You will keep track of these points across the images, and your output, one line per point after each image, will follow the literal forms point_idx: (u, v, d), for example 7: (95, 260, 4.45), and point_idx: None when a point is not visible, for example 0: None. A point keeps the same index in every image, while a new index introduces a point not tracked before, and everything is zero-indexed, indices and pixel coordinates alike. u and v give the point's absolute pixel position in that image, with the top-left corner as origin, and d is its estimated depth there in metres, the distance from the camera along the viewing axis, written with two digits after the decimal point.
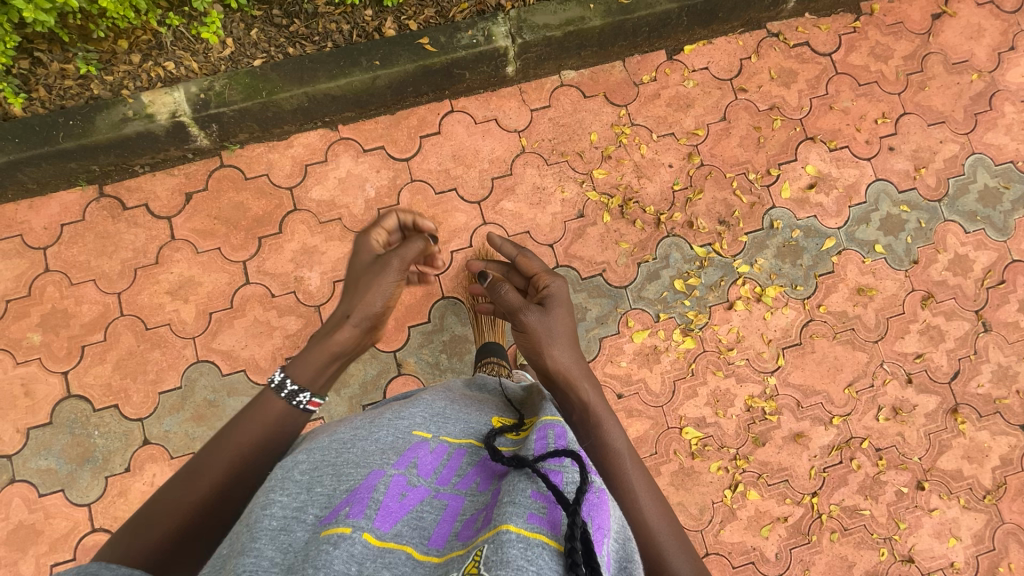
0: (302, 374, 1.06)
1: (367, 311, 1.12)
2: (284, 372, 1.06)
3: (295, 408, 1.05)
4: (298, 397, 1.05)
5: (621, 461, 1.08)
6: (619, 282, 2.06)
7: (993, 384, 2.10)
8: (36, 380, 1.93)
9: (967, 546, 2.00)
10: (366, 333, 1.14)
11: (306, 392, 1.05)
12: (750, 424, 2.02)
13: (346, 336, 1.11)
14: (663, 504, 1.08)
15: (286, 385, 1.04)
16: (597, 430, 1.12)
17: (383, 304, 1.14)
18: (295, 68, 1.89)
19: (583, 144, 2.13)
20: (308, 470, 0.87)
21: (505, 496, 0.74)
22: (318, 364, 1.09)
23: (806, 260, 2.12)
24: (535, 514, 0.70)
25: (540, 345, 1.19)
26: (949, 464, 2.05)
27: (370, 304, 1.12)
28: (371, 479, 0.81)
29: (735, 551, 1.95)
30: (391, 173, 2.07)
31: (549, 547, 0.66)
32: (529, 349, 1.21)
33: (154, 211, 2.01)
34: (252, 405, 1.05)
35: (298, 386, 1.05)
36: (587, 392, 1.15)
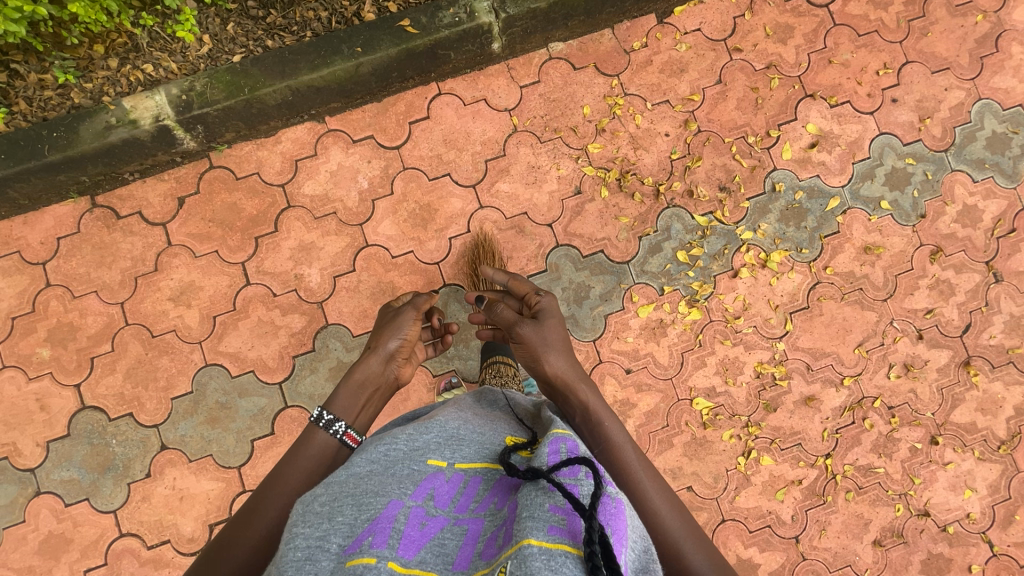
0: (338, 405, 1.28)
1: (389, 348, 1.39)
2: (324, 408, 1.26)
3: (335, 438, 1.21)
4: (333, 425, 1.22)
5: (630, 456, 1.10)
6: (621, 258, 2.04)
7: (1006, 334, 2.08)
8: (50, 394, 1.95)
9: (983, 497, 2.01)
10: (385, 366, 1.38)
11: (342, 422, 1.24)
12: (760, 390, 2.02)
13: (373, 373, 1.36)
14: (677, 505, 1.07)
15: (324, 416, 1.23)
16: (599, 428, 1.13)
17: (398, 341, 1.41)
18: (276, 61, 1.84)
19: (575, 118, 2.07)
20: (328, 500, 0.86)
21: (523, 511, 0.74)
22: (351, 397, 1.31)
23: (811, 222, 2.08)
24: (555, 526, 0.71)
25: (538, 352, 1.23)
26: (963, 417, 2.04)
27: (387, 344, 1.40)
28: (392, 508, 0.82)
29: (752, 516, 1.97)
30: (383, 162, 2.04)
31: (571, 555, 0.67)
32: (528, 358, 1.25)
33: (148, 218, 2.00)
34: (300, 446, 1.20)
35: (333, 416, 1.23)
36: (586, 394, 1.17)
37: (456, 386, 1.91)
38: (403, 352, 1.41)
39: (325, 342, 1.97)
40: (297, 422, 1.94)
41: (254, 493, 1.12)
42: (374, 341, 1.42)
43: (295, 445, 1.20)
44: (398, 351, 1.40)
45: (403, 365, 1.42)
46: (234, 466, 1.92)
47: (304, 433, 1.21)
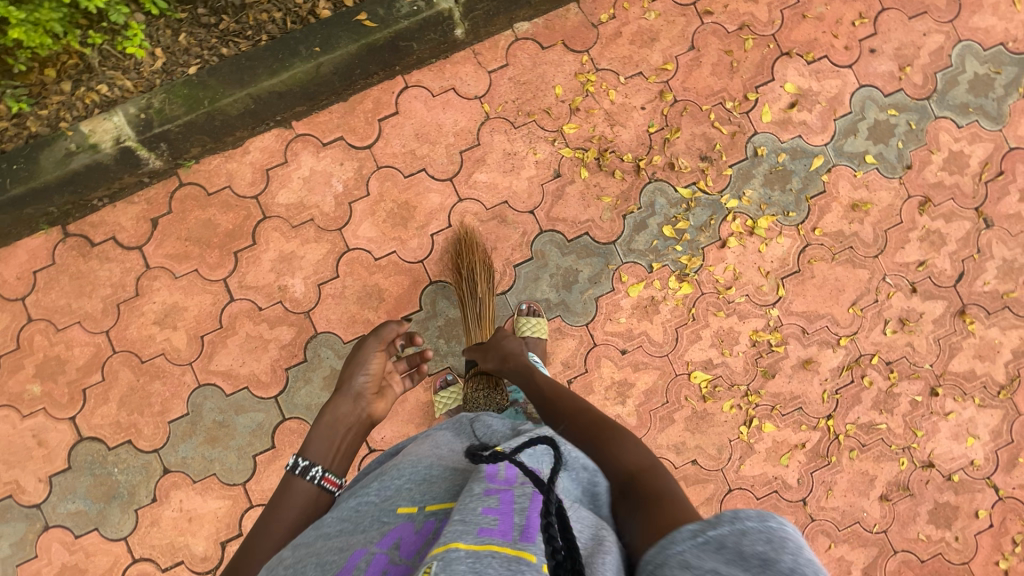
0: (313, 449, 1.35)
1: (356, 386, 1.45)
2: (301, 454, 1.33)
3: (313, 483, 1.29)
4: (310, 471, 1.29)
5: (542, 379, 1.49)
6: (607, 239, 2.01)
7: (1000, 279, 2.06)
8: (46, 429, 1.94)
9: (986, 443, 2.02)
10: (354, 404, 1.44)
11: (318, 467, 1.31)
12: (757, 358, 2.01)
13: (343, 413, 1.41)
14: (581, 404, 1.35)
15: (301, 463, 1.30)
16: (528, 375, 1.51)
17: (364, 377, 1.46)
18: (233, 69, 1.79)
19: (548, 100, 2.02)
20: (302, 560, 0.93)
21: (460, 517, 0.81)
22: (324, 439, 1.38)
23: (796, 184, 2.04)
24: (486, 528, 0.77)
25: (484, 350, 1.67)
26: (961, 365, 2.04)
27: (354, 381, 1.45)
28: (354, 558, 0.87)
29: (758, 483, 1.98)
30: (356, 163, 1.99)
31: (497, 553, 0.72)
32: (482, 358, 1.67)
33: (123, 242, 1.96)
34: (282, 496, 1.27)
35: (309, 462, 1.30)
36: (516, 356, 1.58)
37: (451, 384, 1.89)
38: (371, 388, 1.46)
39: (316, 352, 1.95)
40: (297, 433, 1.93)
41: (242, 546, 1.20)
42: (343, 378, 1.48)
43: (278, 495, 1.28)
44: (365, 388, 1.45)
45: (374, 401, 1.47)
46: (239, 483, 1.92)
47: (284, 481, 1.29)
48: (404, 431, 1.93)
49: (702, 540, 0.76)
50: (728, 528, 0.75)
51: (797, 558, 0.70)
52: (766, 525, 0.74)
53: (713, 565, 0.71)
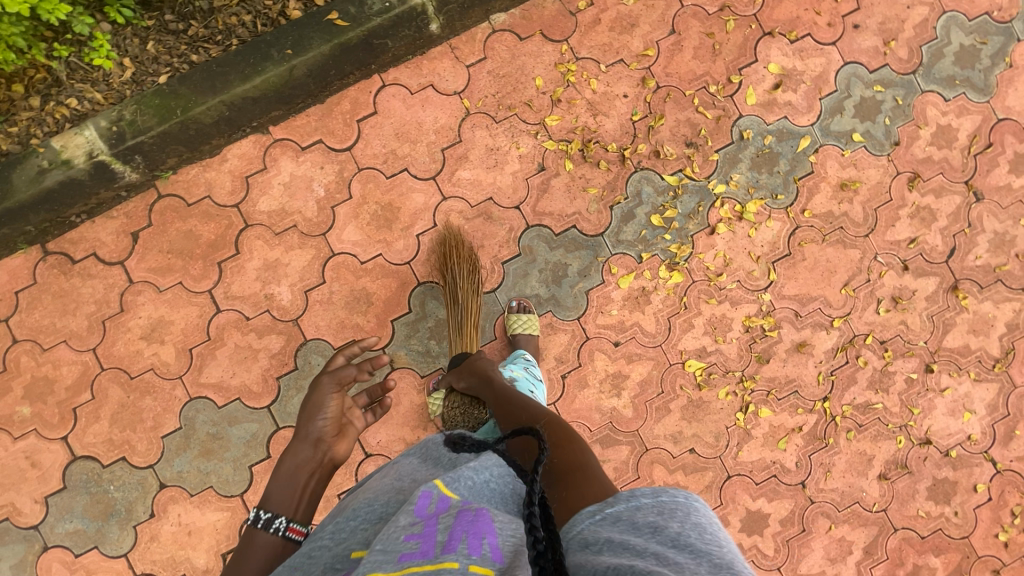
0: (275, 499, 1.29)
1: (315, 430, 1.42)
2: (262, 506, 1.27)
3: (277, 535, 1.23)
4: (273, 521, 1.24)
5: (499, 384, 1.52)
6: (594, 231, 1.98)
7: (992, 253, 2.05)
8: (39, 450, 1.92)
9: (983, 417, 2.02)
10: (315, 449, 1.40)
11: (282, 517, 1.25)
12: (751, 344, 1.99)
13: (304, 459, 1.37)
14: (524, 398, 1.42)
15: (263, 515, 1.24)
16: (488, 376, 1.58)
17: (324, 419, 1.44)
18: (204, 76, 1.75)
19: (529, 92, 1.98)
20: None
21: (383, 550, 0.77)
22: (287, 487, 1.33)
23: (783, 166, 2.02)
24: (405, 555, 0.73)
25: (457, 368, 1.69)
26: (956, 341, 2.03)
27: (313, 426, 1.42)
28: None
29: (757, 468, 1.98)
30: (336, 166, 1.95)
31: None
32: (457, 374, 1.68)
33: (105, 258, 1.93)
34: (243, 553, 1.21)
35: (271, 512, 1.25)
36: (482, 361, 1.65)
37: None
38: (330, 431, 1.44)
39: (307, 359, 1.93)
40: None
41: None
42: (299, 426, 1.44)
43: (238, 553, 1.22)
44: (325, 432, 1.43)
45: (335, 444, 1.44)
46: (236, 494, 1.92)
47: (246, 537, 1.23)
48: (400, 435, 1.92)
49: (602, 516, 0.85)
50: (625, 506, 0.85)
51: (682, 524, 0.81)
52: (658, 499, 0.85)
53: (610, 534, 0.80)
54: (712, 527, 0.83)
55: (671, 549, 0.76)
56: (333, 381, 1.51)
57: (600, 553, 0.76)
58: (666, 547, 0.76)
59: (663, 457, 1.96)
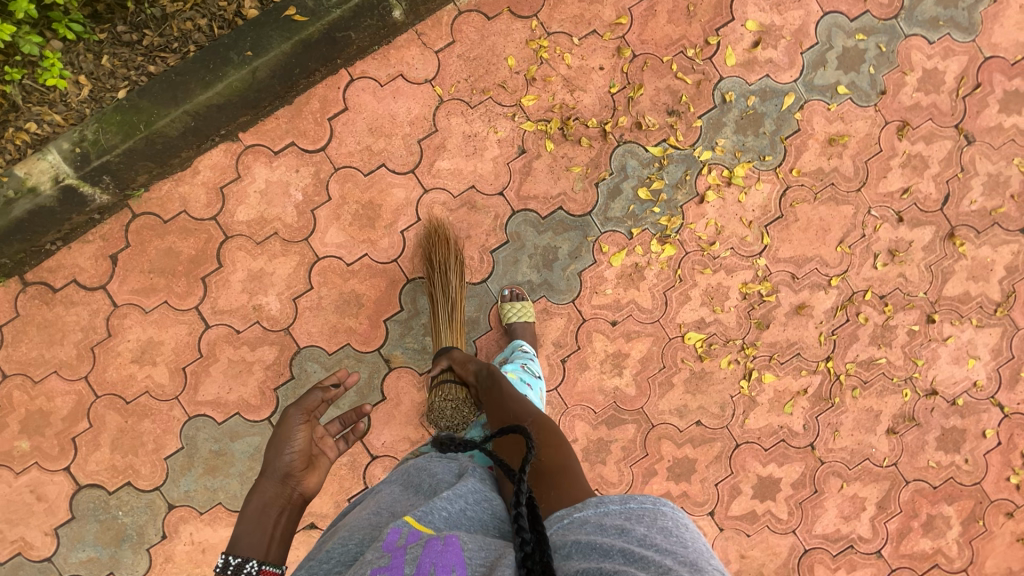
0: (244, 542, 1.22)
1: (282, 466, 1.34)
2: (230, 551, 1.20)
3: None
4: (244, 566, 1.17)
5: (507, 386, 1.42)
6: (582, 211, 1.94)
7: (987, 196, 2.01)
8: (43, 483, 1.89)
9: (987, 363, 2.00)
10: (283, 486, 1.33)
11: (253, 561, 1.19)
12: (750, 311, 1.97)
13: (271, 497, 1.30)
14: (519, 399, 1.35)
15: (232, 560, 1.17)
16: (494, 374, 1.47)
17: (291, 453, 1.36)
18: (164, 86, 1.69)
19: (502, 73, 1.92)
20: None
21: None
22: (256, 528, 1.25)
23: (769, 126, 1.97)
24: None
25: (460, 363, 1.61)
26: (956, 289, 2.00)
27: (280, 461, 1.34)
28: None
29: (764, 434, 1.97)
30: (312, 168, 1.90)
31: None
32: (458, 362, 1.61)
33: (86, 283, 1.88)
34: None
35: (241, 557, 1.18)
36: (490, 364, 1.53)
37: None
38: (300, 464, 1.37)
39: (302, 367, 1.90)
40: None
41: None
42: (267, 460, 1.36)
43: None
44: (293, 465, 1.36)
45: (305, 477, 1.37)
46: None
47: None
48: (404, 434, 1.90)
49: (570, 521, 0.88)
50: (593, 512, 0.88)
51: (649, 527, 0.84)
52: (626, 505, 0.88)
53: (577, 535, 0.83)
54: (678, 531, 0.86)
55: (637, 546, 0.79)
56: (299, 411, 1.44)
57: (569, 556, 0.78)
58: (631, 544, 0.79)
59: (670, 432, 1.95)
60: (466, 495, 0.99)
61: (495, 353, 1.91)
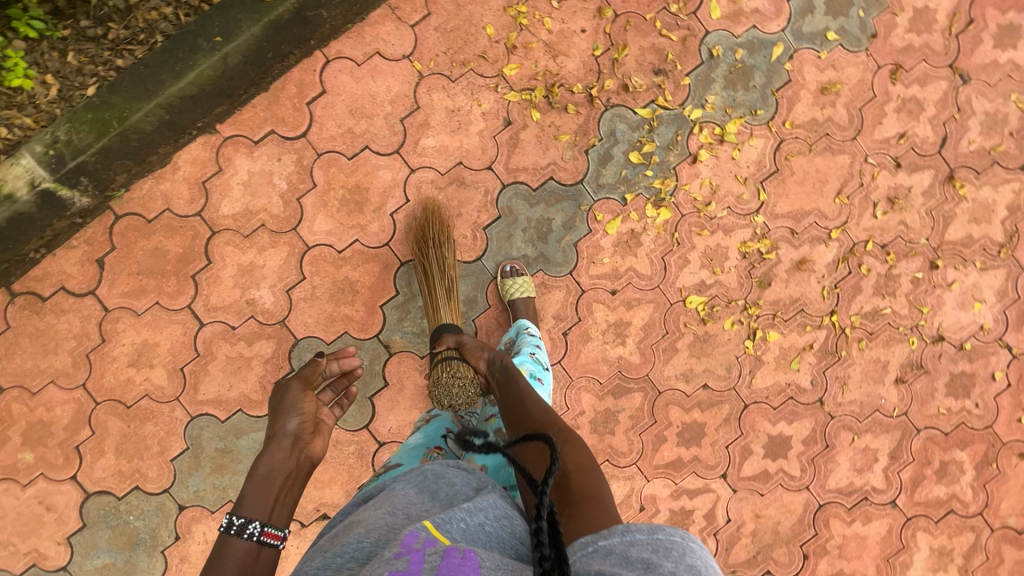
0: (249, 504, 1.19)
1: (290, 429, 1.33)
2: (234, 512, 1.18)
3: (252, 541, 1.15)
4: (248, 526, 1.15)
5: (523, 386, 1.38)
6: (573, 179, 1.90)
7: (985, 135, 1.97)
8: (50, 493, 1.87)
9: (993, 305, 1.98)
10: (290, 450, 1.30)
11: (257, 521, 1.16)
12: (750, 270, 1.94)
13: (279, 460, 1.27)
14: (539, 402, 1.31)
15: (235, 521, 1.15)
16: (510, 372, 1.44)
17: (297, 418, 1.35)
18: (134, 80, 1.64)
19: (481, 43, 1.86)
20: None
21: None
22: (261, 491, 1.23)
23: (759, 79, 1.92)
24: None
25: (473, 351, 1.54)
26: (958, 233, 1.97)
27: (286, 425, 1.33)
28: None
29: (773, 392, 1.95)
30: (295, 155, 1.85)
31: None
32: (473, 347, 1.56)
33: (74, 290, 1.84)
34: (213, 565, 1.11)
35: (244, 517, 1.16)
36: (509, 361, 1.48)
37: None
38: (307, 428, 1.35)
39: (301, 359, 1.87)
40: None
41: None
42: (271, 429, 1.34)
43: (207, 567, 1.11)
44: (301, 429, 1.34)
45: (312, 441, 1.35)
46: None
47: (219, 545, 1.14)
48: (410, 419, 1.89)
49: (595, 548, 0.84)
50: (619, 540, 0.84)
51: (676, 565, 0.79)
52: (654, 536, 0.83)
53: (600, 569, 0.79)
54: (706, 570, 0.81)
55: None
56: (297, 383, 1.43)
57: None
58: None
59: (677, 397, 1.93)
60: (488, 508, 0.96)
61: (495, 331, 1.89)
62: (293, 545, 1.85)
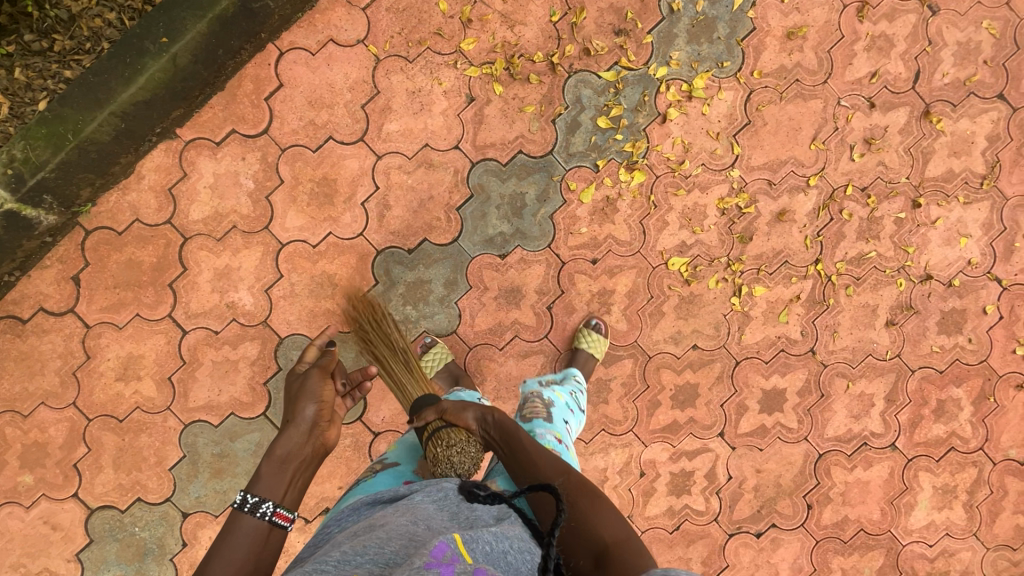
0: (263, 486, 1.19)
1: (308, 417, 1.32)
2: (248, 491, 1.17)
3: (264, 521, 1.14)
4: (262, 505, 1.15)
5: (528, 443, 1.23)
6: (543, 151, 1.87)
7: (959, 66, 1.92)
8: (55, 512, 1.88)
9: (980, 239, 1.95)
10: (308, 437, 1.30)
11: (270, 502, 1.16)
12: (730, 226, 1.91)
13: (296, 445, 1.27)
14: (553, 463, 1.20)
15: (249, 499, 1.14)
16: (508, 430, 1.25)
17: (315, 406, 1.34)
18: (83, 89, 1.61)
19: (436, 20, 1.82)
20: None
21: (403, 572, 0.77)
22: (275, 475, 1.22)
23: (723, 30, 1.87)
24: None
25: (457, 412, 1.30)
26: (939, 168, 1.93)
27: (304, 412, 1.32)
28: None
29: (763, 347, 1.94)
30: (258, 153, 1.82)
31: None
32: (456, 409, 1.31)
33: (54, 309, 1.84)
34: (223, 540, 1.10)
35: (259, 496, 1.15)
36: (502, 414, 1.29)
37: (433, 346, 1.82)
38: (324, 416, 1.35)
39: (288, 357, 1.87)
40: None
41: None
42: (289, 413, 1.33)
43: (216, 541, 1.10)
44: (317, 417, 1.33)
45: (328, 429, 1.35)
46: None
47: (229, 521, 1.12)
48: (402, 407, 1.89)
49: None
50: None
51: None
52: None
53: None
54: None
55: None
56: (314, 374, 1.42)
57: None
58: None
59: (668, 361, 1.92)
60: (512, 538, 0.98)
61: (479, 312, 1.87)
62: (299, 540, 1.86)
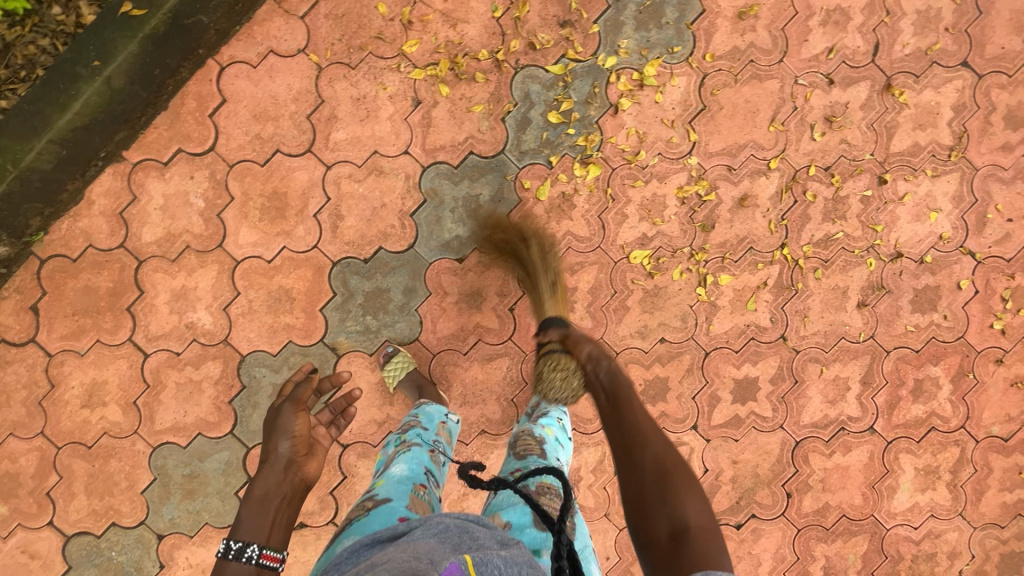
0: (244, 529, 1.18)
1: (282, 456, 1.29)
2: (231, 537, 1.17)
3: (251, 564, 1.13)
4: (246, 549, 1.14)
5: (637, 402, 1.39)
6: (494, 150, 1.83)
7: (919, 35, 1.86)
8: (32, 541, 1.88)
9: (950, 213, 1.90)
10: (285, 474, 1.27)
11: (254, 545, 1.15)
12: (692, 215, 1.87)
13: (273, 484, 1.25)
14: (657, 427, 1.31)
15: (232, 546, 1.14)
16: (621, 385, 1.43)
17: (288, 442, 1.31)
18: (20, 119, 1.60)
19: (376, 24, 1.79)
20: None
21: None
22: (256, 516, 1.20)
23: (671, 15, 1.83)
24: None
25: (579, 341, 1.56)
26: (904, 143, 1.88)
27: (279, 449, 1.30)
28: None
29: (732, 336, 1.90)
30: (206, 171, 1.80)
31: None
32: (578, 345, 1.55)
33: (14, 340, 1.83)
34: None
35: (244, 541, 1.14)
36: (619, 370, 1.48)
37: (394, 354, 1.80)
38: (300, 450, 1.32)
39: (251, 374, 1.86)
40: None
41: None
42: (265, 451, 1.32)
43: None
44: (292, 453, 1.31)
45: (306, 463, 1.32)
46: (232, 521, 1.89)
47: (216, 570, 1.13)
48: (370, 417, 1.87)
49: None
50: None
51: None
52: None
53: None
54: None
55: None
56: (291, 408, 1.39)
57: None
58: None
59: (636, 356, 1.89)
60: (522, 563, 0.92)
61: (441, 318, 1.85)
62: None
